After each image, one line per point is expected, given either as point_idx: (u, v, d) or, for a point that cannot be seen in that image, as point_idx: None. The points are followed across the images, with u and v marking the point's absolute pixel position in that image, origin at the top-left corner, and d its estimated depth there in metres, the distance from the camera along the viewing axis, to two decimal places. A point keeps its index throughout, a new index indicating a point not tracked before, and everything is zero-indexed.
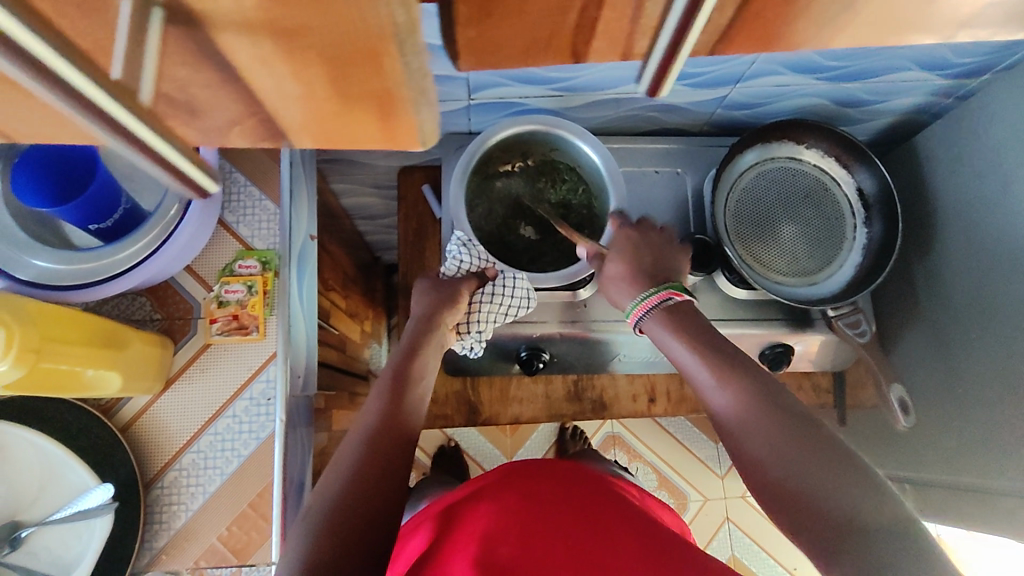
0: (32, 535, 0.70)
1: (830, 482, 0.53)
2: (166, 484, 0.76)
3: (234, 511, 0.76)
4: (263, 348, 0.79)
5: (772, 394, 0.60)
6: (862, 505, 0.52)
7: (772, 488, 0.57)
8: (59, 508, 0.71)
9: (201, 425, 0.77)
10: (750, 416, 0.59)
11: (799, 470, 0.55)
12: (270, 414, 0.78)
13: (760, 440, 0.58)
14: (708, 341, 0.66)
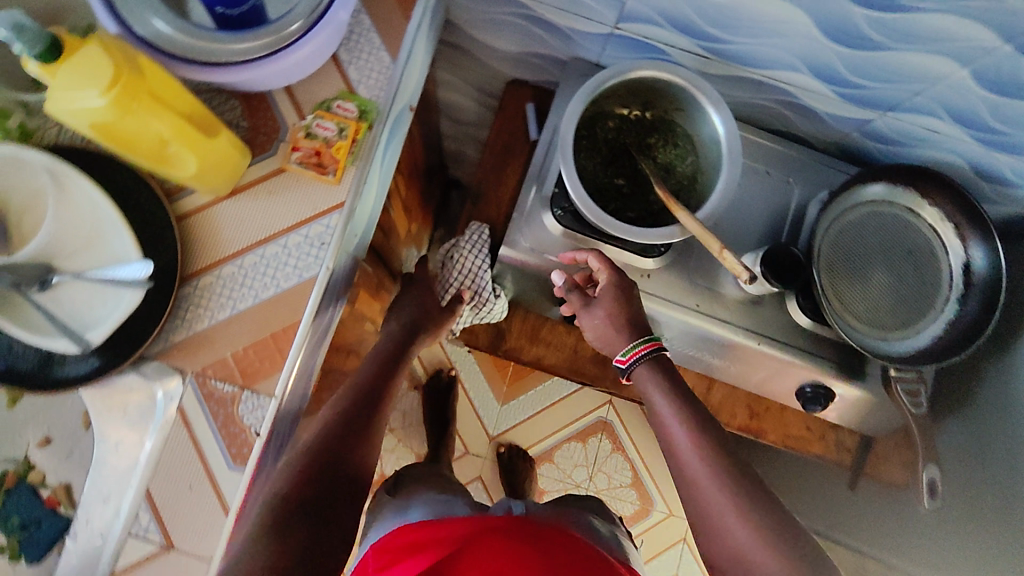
0: (62, 283, 0.70)
1: (775, 550, 0.65)
2: (199, 289, 0.76)
3: (251, 339, 0.75)
4: (333, 193, 0.78)
5: (718, 447, 0.73)
6: (784, 568, 0.63)
7: (730, 559, 0.67)
8: (93, 267, 0.71)
9: (251, 243, 0.77)
10: (704, 471, 0.71)
11: (749, 541, 0.66)
12: (319, 258, 0.77)
13: (717, 509, 0.69)
14: (691, 410, 0.76)
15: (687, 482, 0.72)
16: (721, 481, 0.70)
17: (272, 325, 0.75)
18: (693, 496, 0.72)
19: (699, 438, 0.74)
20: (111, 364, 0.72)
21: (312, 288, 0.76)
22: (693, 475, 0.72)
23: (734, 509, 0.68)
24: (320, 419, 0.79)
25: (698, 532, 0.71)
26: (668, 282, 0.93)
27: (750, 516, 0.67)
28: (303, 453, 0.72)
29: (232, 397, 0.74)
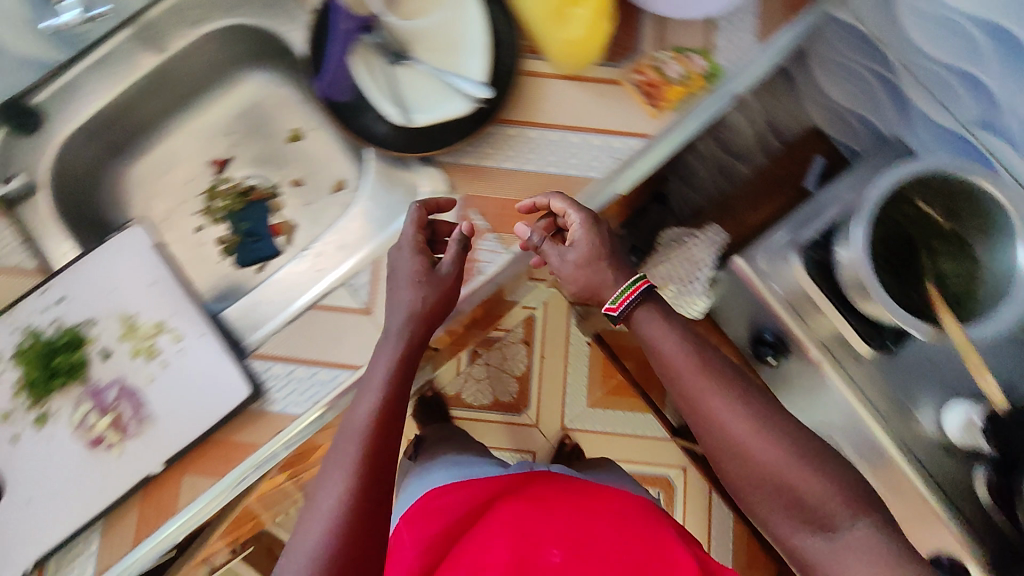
0: (410, 66, 0.83)
1: (806, 511, 0.66)
2: (500, 134, 0.84)
3: (520, 196, 0.83)
4: (645, 123, 0.84)
5: (702, 368, 0.70)
6: (833, 512, 0.65)
7: (766, 486, 0.67)
8: (437, 68, 0.82)
9: (559, 124, 0.84)
10: (748, 429, 0.68)
11: (815, 488, 0.65)
12: (603, 167, 0.84)
13: (742, 436, 0.68)
14: (682, 330, 0.73)
15: (728, 441, 0.69)
16: (760, 424, 0.68)
17: (541, 195, 0.83)
18: (723, 437, 0.69)
19: (711, 367, 0.71)
20: (410, 147, 0.82)
21: (584, 187, 0.83)
22: (720, 421, 0.69)
23: (780, 451, 0.67)
24: (355, 409, 0.68)
25: (738, 477, 0.69)
26: (873, 377, 0.87)
27: (752, 426, 0.68)
28: (353, 441, 0.65)
29: (480, 232, 0.83)
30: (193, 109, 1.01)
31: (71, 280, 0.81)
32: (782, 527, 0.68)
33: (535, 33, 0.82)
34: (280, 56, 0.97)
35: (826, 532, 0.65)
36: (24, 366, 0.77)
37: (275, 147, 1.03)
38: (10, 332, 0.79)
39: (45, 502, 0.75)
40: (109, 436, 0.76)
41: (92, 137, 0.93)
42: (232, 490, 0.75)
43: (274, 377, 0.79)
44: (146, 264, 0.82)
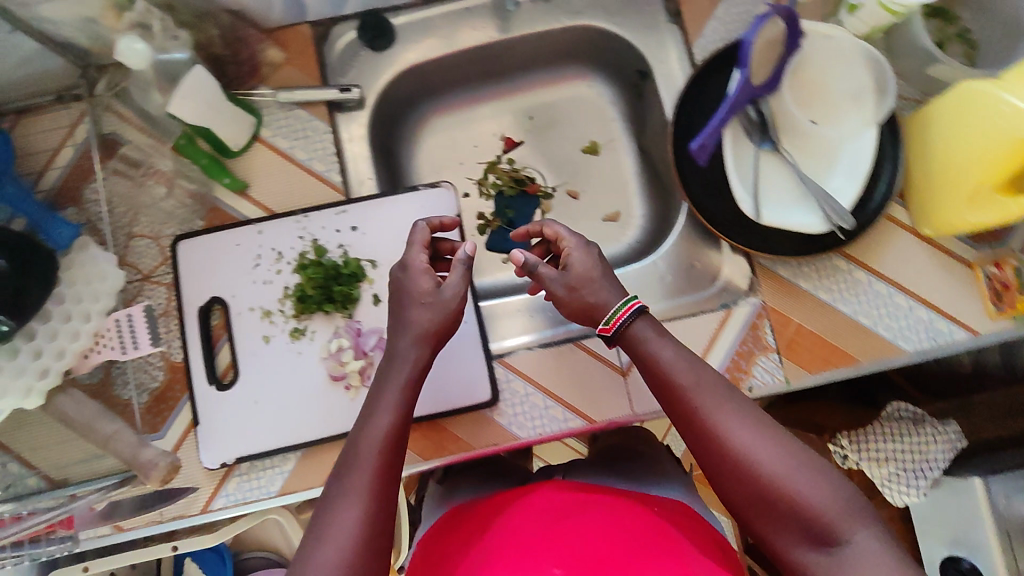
0: (774, 155, 0.79)
1: (796, 473, 0.55)
2: (828, 262, 0.79)
3: (820, 332, 0.79)
4: (976, 318, 0.78)
5: (714, 385, 0.60)
6: (810, 483, 0.54)
7: (769, 509, 0.55)
8: (801, 170, 0.77)
9: (890, 279, 0.79)
10: (739, 419, 0.57)
11: (826, 503, 0.53)
12: (915, 341, 0.79)
13: (753, 448, 0.56)
14: (698, 366, 0.61)
15: (743, 466, 0.56)
16: (769, 436, 0.57)
17: (840, 340, 0.79)
18: (740, 466, 0.56)
19: (707, 389, 0.59)
20: (741, 240, 0.78)
21: (887, 352, 0.79)
22: (732, 437, 0.57)
23: (787, 462, 0.55)
24: (364, 436, 0.59)
25: (757, 518, 0.56)
26: None
27: (767, 437, 0.57)
28: (358, 469, 0.57)
29: (764, 347, 0.79)
30: (514, 82, 0.98)
31: (369, 213, 0.82)
32: (779, 543, 0.55)
33: (922, 208, 0.77)
34: (621, 70, 0.93)
35: (824, 545, 0.53)
36: (303, 278, 0.79)
37: (568, 151, 0.99)
38: (300, 237, 0.81)
39: (269, 411, 0.77)
40: (352, 380, 0.77)
41: (421, 74, 0.92)
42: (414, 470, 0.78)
43: (513, 394, 0.80)
44: (443, 233, 0.83)
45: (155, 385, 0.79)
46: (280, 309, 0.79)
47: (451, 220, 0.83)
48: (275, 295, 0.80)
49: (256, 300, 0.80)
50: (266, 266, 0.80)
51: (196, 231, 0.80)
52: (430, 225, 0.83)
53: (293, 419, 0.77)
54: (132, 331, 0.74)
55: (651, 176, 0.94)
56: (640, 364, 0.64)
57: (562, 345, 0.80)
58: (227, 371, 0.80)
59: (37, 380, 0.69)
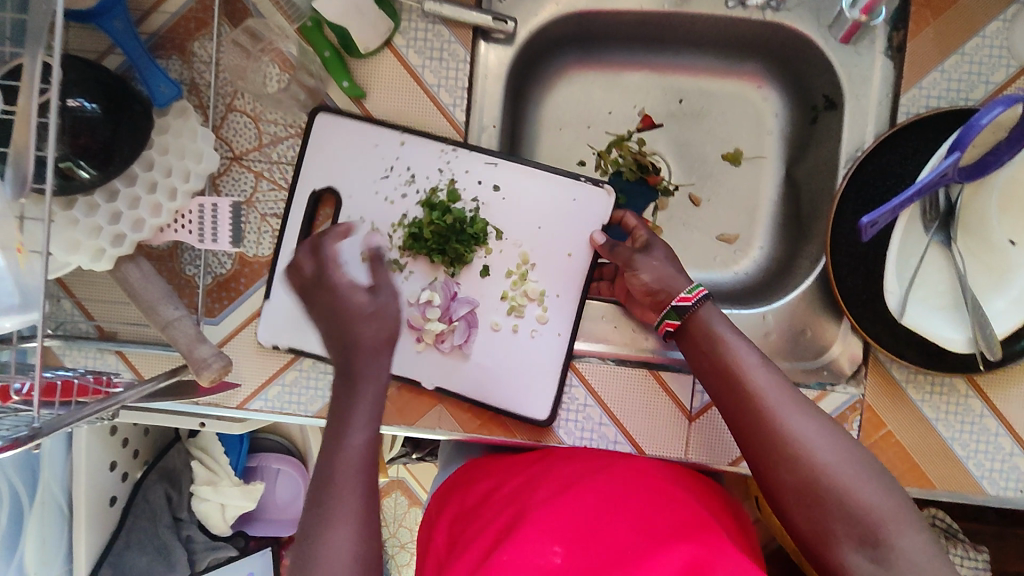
0: (939, 246, 0.69)
1: (858, 478, 0.54)
2: (946, 380, 0.73)
3: (907, 445, 0.73)
4: None
5: (781, 383, 0.59)
6: (874, 488, 0.53)
7: (818, 502, 0.54)
8: (965, 277, 0.68)
9: (1005, 418, 0.73)
10: (805, 419, 0.57)
11: (878, 503, 0.53)
12: (1004, 489, 0.73)
13: (814, 444, 0.55)
14: (767, 363, 0.60)
15: (798, 461, 0.55)
16: (827, 433, 0.56)
17: (923, 460, 0.73)
18: (798, 461, 0.55)
19: (773, 382, 0.59)
20: (867, 328, 0.71)
21: (970, 489, 0.73)
22: (795, 434, 0.56)
23: (843, 457, 0.55)
24: (345, 434, 0.57)
25: (802, 514, 0.55)
26: None
27: (829, 437, 0.56)
28: (350, 470, 0.55)
29: None
30: (675, 56, 0.86)
31: (519, 181, 0.75)
32: (823, 543, 0.54)
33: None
34: (800, 84, 0.81)
35: (873, 551, 0.52)
36: (426, 216, 0.74)
37: (707, 150, 0.88)
38: (440, 170, 0.74)
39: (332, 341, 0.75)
40: (428, 337, 0.74)
41: (581, 20, 0.80)
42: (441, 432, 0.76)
43: (571, 400, 0.76)
44: (575, 235, 0.76)
45: (221, 273, 0.76)
46: (389, 233, 0.75)
47: (593, 229, 0.76)
48: (394, 216, 0.75)
49: (370, 215, 0.75)
50: (392, 184, 0.74)
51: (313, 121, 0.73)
52: (568, 218, 0.76)
53: None
54: (215, 221, 0.69)
55: (788, 211, 0.85)
56: (701, 359, 0.64)
57: (637, 368, 0.75)
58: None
59: (108, 245, 0.65)
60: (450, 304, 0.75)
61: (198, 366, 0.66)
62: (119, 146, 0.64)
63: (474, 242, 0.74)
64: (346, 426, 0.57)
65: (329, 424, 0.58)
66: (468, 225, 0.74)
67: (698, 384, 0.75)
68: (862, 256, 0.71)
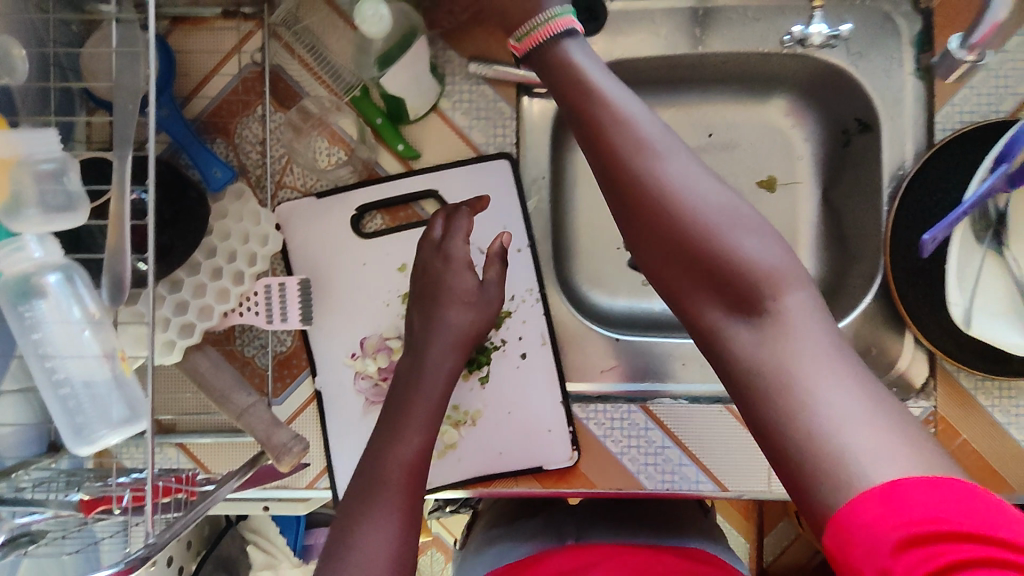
0: (987, 253, 0.71)
1: (757, 310, 0.47)
2: (1016, 386, 0.74)
3: (985, 453, 0.74)
4: None
5: (653, 183, 0.49)
6: (801, 341, 0.45)
7: (702, 270, 0.48)
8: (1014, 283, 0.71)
9: None
10: (698, 218, 0.48)
11: (775, 261, 0.47)
12: None
13: (704, 211, 0.48)
14: (621, 134, 0.50)
15: (669, 210, 0.49)
16: (707, 179, 0.50)
17: (1002, 466, 0.74)
18: (675, 228, 0.49)
19: (653, 122, 0.51)
20: (934, 341, 0.72)
21: None
22: (657, 168, 0.49)
23: (746, 309, 0.47)
24: (389, 453, 0.59)
25: (689, 287, 0.49)
26: None
27: (732, 300, 0.48)
28: (384, 490, 0.56)
29: None
30: (701, 92, 0.88)
31: (544, 379, 0.74)
32: (699, 313, 0.49)
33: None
34: (830, 111, 0.84)
35: (750, 314, 0.47)
36: None
37: (741, 180, 0.89)
38: (512, 297, 0.74)
39: (356, 403, 0.72)
40: (361, 364, 0.71)
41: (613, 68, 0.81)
42: (346, 444, 0.72)
43: (649, 444, 0.75)
44: (518, 448, 0.73)
45: (281, 350, 0.74)
46: None
47: (530, 463, 0.73)
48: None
49: None
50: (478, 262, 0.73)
51: (471, 157, 0.74)
52: (530, 440, 0.73)
53: (332, 410, 0.73)
54: (284, 299, 0.67)
55: (828, 231, 0.86)
56: (611, 132, 0.51)
57: (710, 405, 0.75)
58: (370, 221, 0.74)
59: (176, 336, 0.63)
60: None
61: (277, 452, 0.64)
62: (181, 234, 0.64)
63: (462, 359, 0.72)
64: (391, 445, 0.60)
65: (378, 438, 0.61)
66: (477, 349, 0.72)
67: None
68: (922, 271, 0.72)
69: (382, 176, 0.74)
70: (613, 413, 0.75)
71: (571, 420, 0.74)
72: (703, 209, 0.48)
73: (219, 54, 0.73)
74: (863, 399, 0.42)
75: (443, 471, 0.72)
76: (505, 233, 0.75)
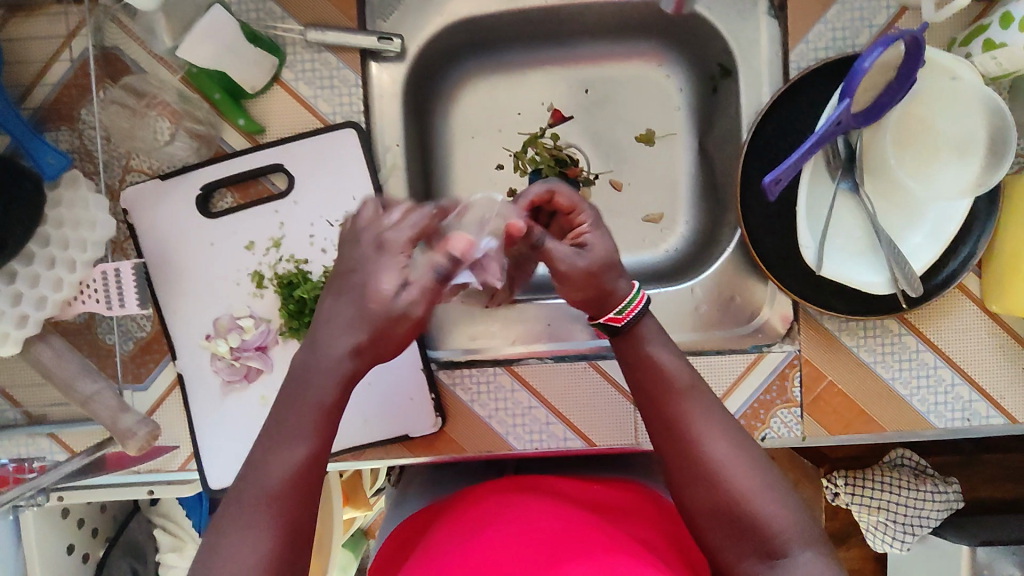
0: (841, 192, 0.70)
1: (767, 502, 0.54)
2: (880, 325, 0.74)
3: (851, 394, 0.74)
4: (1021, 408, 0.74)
5: (718, 425, 0.56)
6: (775, 495, 0.54)
7: (732, 528, 0.54)
8: (868, 221, 0.70)
9: (941, 352, 0.74)
10: (728, 453, 0.55)
11: (786, 525, 0.53)
12: (949, 420, 0.74)
13: (746, 495, 0.54)
14: (713, 415, 0.56)
15: (721, 496, 0.54)
16: (751, 465, 0.55)
17: (869, 405, 0.74)
18: (717, 502, 0.55)
19: (699, 397, 0.57)
20: (792, 286, 0.71)
21: (916, 425, 0.75)
22: (711, 454, 0.55)
23: (749, 479, 0.54)
24: (273, 457, 0.49)
25: (713, 531, 0.55)
26: None
27: (750, 493, 0.54)
28: (260, 503, 0.48)
29: (788, 400, 0.74)
30: (572, 47, 0.85)
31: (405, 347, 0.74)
32: (733, 563, 0.54)
33: (998, 289, 0.70)
34: (699, 58, 0.81)
35: (774, 563, 0.52)
36: (306, 282, 0.70)
37: (619, 135, 0.87)
38: None
39: (219, 383, 0.72)
40: (216, 345, 0.71)
41: (470, 27, 0.78)
42: (214, 424, 0.73)
43: (516, 405, 0.75)
44: (384, 416, 0.74)
45: (142, 335, 0.74)
46: (280, 255, 0.71)
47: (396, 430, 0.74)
48: (299, 251, 0.71)
49: (287, 229, 0.71)
50: (329, 234, 0.72)
51: (318, 128, 0.72)
52: (394, 407, 0.74)
53: (197, 392, 0.72)
54: (120, 286, 0.67)
55: (705, 181, 0.85)
56: (657, 374, 0.57)
57: (576, 362, 0.75)
58: (221, 199, 0.73)
59: (13, 328, 0.63)
60: (251, 347, 0.71)
61: (123, 438, 0.65)
62: (11, 226, 0.60)
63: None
64: (277, 447, 0.50)
65: (264, 436, 0.50)
66: None
67: None
68: (776, 216, 0.72)
69: (228, 152, 0.72)
70: (479, 377, 0.75)
71: (434, 385, 0.74)
72: (720, 497, 0.55)
73: (55, 39, 0.71)
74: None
75: None
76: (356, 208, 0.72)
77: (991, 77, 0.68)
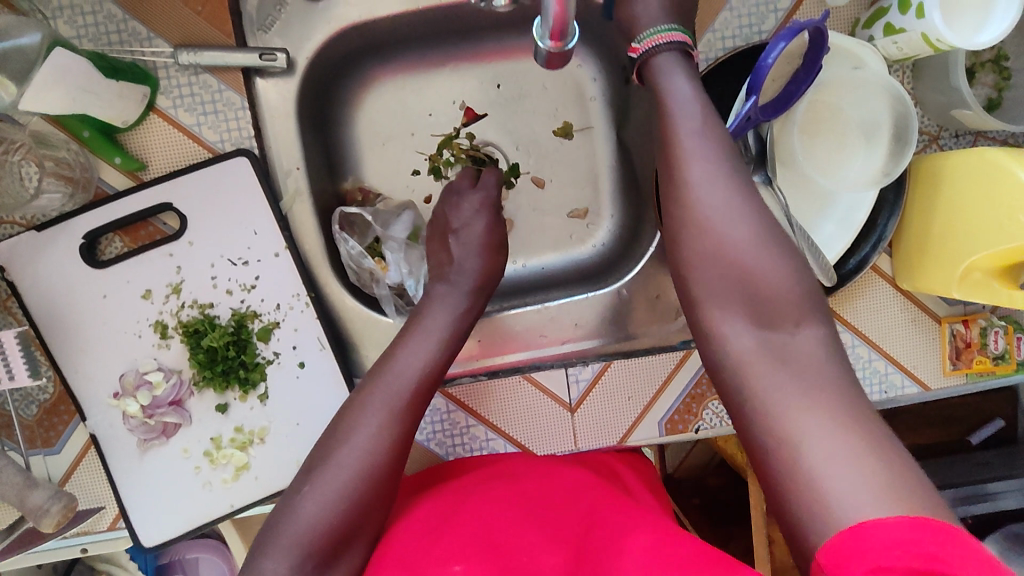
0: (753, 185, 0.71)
1: (776, 282, 0.50)
2: None
3: None
4: (935, 375, 0.77)
5: (735, 201, 0.53)
6: (783, 286, 0.50)
7: (730, 286, 0.51)
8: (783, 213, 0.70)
9: (860, 331, 0.76)
10: (737, 226, 0.52)
11: (784, 292, 0.50)
12: (871, 393, 0.77)
13: (744, 251, 0.51)
14: (724, 179, 0.53)
15: (719, 261, 0.51)
16: (762, 240, 0.51)
17: None
18: (717, 254, 0.52)
19: (699, 144, 0.54)
20: None
21: None
22: (715, 223, 0.52)
23: (758, 245, 0.51)
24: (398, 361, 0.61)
25: (707, 289, 0.52)
26: None
27: (757, 273, 0.50)
28: (391, 401, 0.59)
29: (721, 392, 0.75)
30: (478, 41, 0.80)
31: (322, 390, 0.69)
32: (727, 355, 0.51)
33: (906, 268, 0.72)
34: (609, 47, 0.78)
35: (773, 332, 0.49)
36: (213, 329, 0.67)
37: (536, 129, 0.84)
38: (278, 306, 0.68)
39: (135, 440, 0.68)
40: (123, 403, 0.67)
41: (362, 30, 0.73)
42: (136, 485, 0.69)
43: (454, 426, 0.74)
44: None
45: (45, 398, 0.68)
46: (184, 302, 0.67)
47: None
48: (202, 296, 0.67)
49: (186, 273, 0.67)
50: (232, 275, 0.68)
51: (208, 160, 0.66)
52: None
53: (111, 452, 0.68)
54: (5, 359, 0.61)
55: (625, 173, 0.83)
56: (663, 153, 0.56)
57: (509, 376, 0.75)
58: (109, 245, 0.68)
59: None
60: (164, 403, 0.67)
61: (35, 516, 0.61)
62: None
63: (233, 380, 0.68)
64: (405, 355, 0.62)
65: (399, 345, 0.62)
66: (247, 367, 0.68)
67: (571, 374, 0.74)
68: None
69: (110, 194, 0.66)
70: None
71: None
72: (724, 232, 0.51)
73: None
74: (852, 418, 0.44)
75: (241, 490, 0.69)
76: (259, 243, 0.68)
77: (893, 59, 0.68)
